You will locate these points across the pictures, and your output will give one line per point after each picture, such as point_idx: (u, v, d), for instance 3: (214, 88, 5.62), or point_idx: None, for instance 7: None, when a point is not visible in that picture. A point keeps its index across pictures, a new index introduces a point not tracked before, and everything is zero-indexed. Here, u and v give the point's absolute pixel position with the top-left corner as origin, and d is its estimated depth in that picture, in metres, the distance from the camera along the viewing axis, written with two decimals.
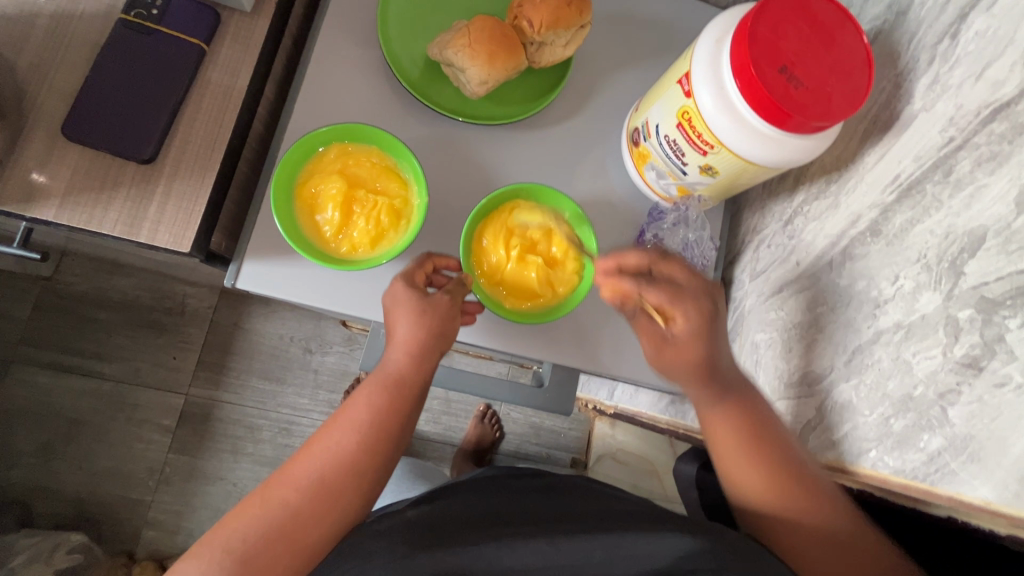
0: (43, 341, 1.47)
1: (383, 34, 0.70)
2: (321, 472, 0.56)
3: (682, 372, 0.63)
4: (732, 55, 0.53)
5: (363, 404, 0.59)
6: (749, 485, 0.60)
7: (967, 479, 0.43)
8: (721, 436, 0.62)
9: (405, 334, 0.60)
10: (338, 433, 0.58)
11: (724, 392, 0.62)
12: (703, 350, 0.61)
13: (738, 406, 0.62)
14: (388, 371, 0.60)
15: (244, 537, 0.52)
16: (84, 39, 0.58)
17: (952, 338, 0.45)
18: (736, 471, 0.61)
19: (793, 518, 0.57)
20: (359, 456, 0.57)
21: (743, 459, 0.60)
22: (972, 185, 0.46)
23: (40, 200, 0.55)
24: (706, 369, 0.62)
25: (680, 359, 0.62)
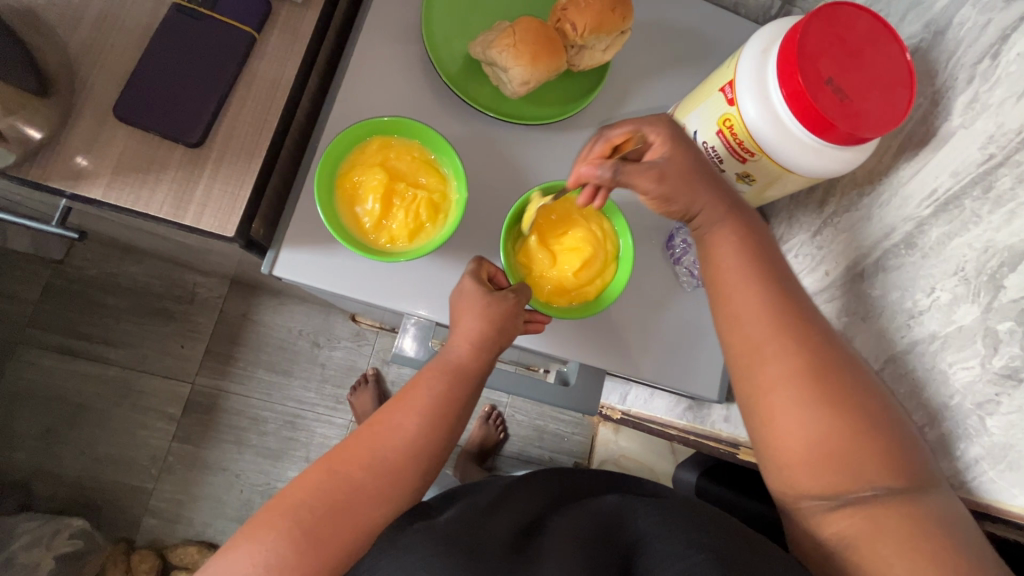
0: (51, 324, 1.46)
1: (427, 30, 0.71)
2: (384, 453, 0.56)
3: (671, 195, 0.56)
4: (779, 65, 0.54)
5: (425, 389, 0.59)
6: (752, 362, 0.53)
7: (1007, 488, 0.44)
8: (723, 266, 0.56)
9: (471, 325, 0.61)
10: (401, 416, 0.58)
11: (738, 215, 0.57)
12: (687, 186, 0.55)
13: (745, 226, 0.57)
14: (450, 360, 0.61)
15: (307, 509, 0.52)
16: (136, 22, 0.58)
17: (991, 349, 0.46)
18: (737, 315, 0.54)
19: (780, 366, 0.51)
20: (421, 439, 0.57)
21: (750, 312, 0.53)
22: (1013, 201, 0.47)
23: (87, 179, 0.55)
24: (710, 182, 0.56)
25: (673, 175, 0.55)
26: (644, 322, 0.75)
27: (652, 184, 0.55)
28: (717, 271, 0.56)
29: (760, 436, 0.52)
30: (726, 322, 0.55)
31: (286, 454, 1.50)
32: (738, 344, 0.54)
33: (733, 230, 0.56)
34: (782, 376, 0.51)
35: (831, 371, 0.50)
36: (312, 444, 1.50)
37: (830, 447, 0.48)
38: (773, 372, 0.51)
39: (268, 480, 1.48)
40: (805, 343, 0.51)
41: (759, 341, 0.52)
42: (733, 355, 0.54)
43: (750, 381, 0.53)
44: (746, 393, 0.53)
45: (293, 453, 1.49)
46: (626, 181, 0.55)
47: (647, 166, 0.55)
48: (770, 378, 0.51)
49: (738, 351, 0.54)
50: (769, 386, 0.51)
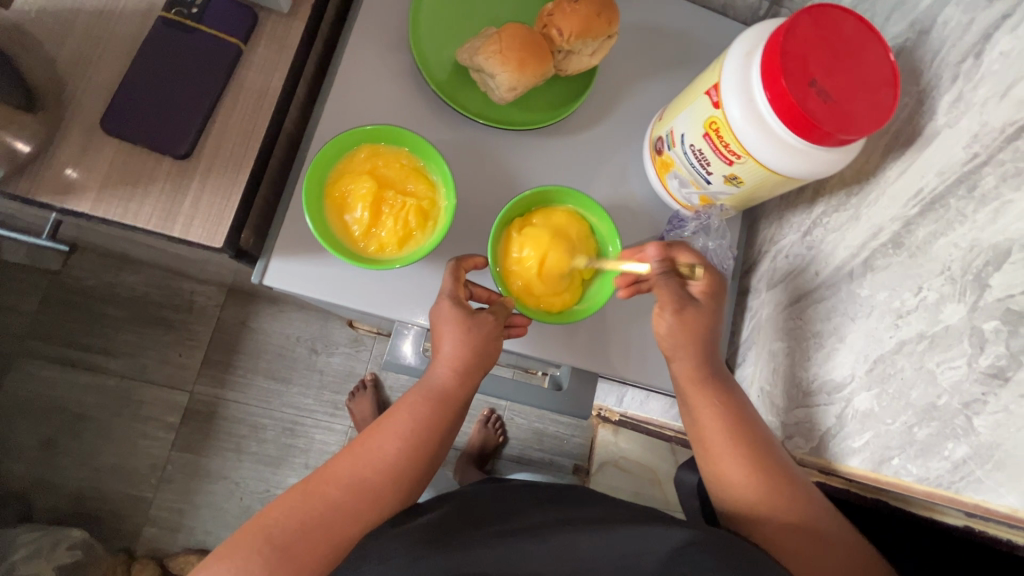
0: (49, 335, 1.46)
1: (415, 37, 0.71)
2: (362, 476, 0.57)
3: (678, 348, 0.65)
4: (763, 68, 0.54)
5: (406, 414, 0.60)
6: (749, 520, 0.59)
7: (993, 487, 0.43)
8: (687, 383, 0.65)
9: (451, 352, 0.61)
10: (382, 441, 0.59)
11: (708, 381, 0.64)
12: (687, 347, 0.64)
13: (725, 398, 0.63)
14: (432, 385, 0.61)
15: (283, 530, 0.54)
16: (123, 34, 0.58)
17: (977, 349, 0.46)
18: (701, 422, 0.63)
19: (776, 527, 0.57)
20: (400, 464, 0.58)
21: (739, 477, 0.60)
22: (997, 201, 0.47)
23: (76, 193, 0.55)
24: (704, 351, 0.65)
25: (685, 327, 0.64)
26: (636, 325, 0.75)
27: (670, 315, 0.64)
28: (703, 438, 0.63)
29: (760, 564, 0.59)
30: (693, 427, 0.64)
31: (286, 461, 1.50)
32: (733, 502, 0.61)
33: (712, 404, 0.63)
34: (780, 543, 0.57)
35: (813, 515, 0.57)
36: (311, 450, 1.50)
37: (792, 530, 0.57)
38: (768, 536, 0.58)
39: (268, 487, 1.48)
40: (784, 490, 0.58)
41: (715, 450, 0.62)
42: (730, 515, 0.61)
43: (716, 473, 0.62)
44: (737, 526, 0.60)
45: (292, 460, 1.49)
46: (659, 297, 0.65)
47: (676, 291, 0.64)
48: (768, 540, 0.58)
49: (732, 511, 0.61)
50: (734, 474, 0.60)
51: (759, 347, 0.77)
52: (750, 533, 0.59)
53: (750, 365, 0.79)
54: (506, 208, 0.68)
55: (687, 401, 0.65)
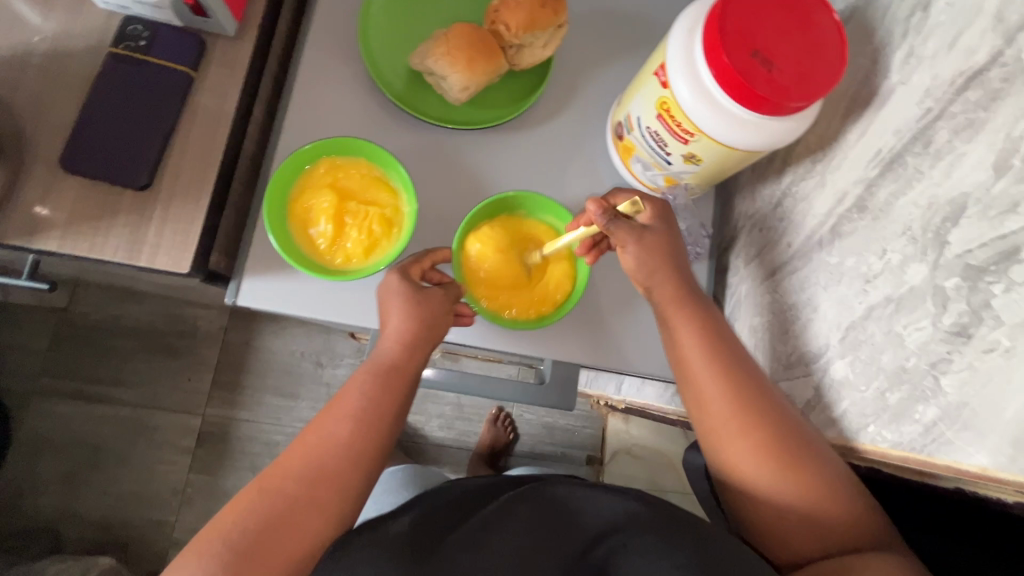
0: (62, 371, 1.50)
1: (366, 46, 0.72)
2: (315, 461, 0.58)
3: (650, 274, 0.64)
4: (704, 45, 0.54)
5: (357, 393, 0.61)
6: (722, 435, 0.60)
7: (964, 447, 0.42)
8: (690, 357, 0.63)
9: (398, 327, 0.62)
10: (333, 423, 0.60)
11: (687, 303, 0.64)
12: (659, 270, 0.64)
13: (704, 319, 0.63)
14: (381, 361, 0.62)
15: (244, 530, 0.55)
16: (76, 73, 0.60)
17: (940, 308, 0.45)
18: (703, 393, 0.61)
19: (748, 442, 0.58)
20: (353, 444, 0.60)
21: (716, 393, 0.60)
22: (951, 154, 0.46)
23: (44, 232, 0.57)
24: (680, 266, 0.65)
25: (647, 253, 0.63)
26: (616, 314, 0.75)
27: (632, 245, 0.63)
28: (681, 358, 0.63)
29: (728, 476, 0.61)
30: (693, 399, 0.63)
31: None
32: (706, 419, 0.61)
33: (689, 327, 0.63)
34: (749, 456, 0.58)
35: (790, 437, 0.57)
36: None
37: (796, 502, 0.57)
38: (739, 450, 0.59)
39: None
40: (761, 410, 0.59)
41: (717, 421, 0.60)
42: (705, 430, 0.62)
43: (719, 449, 0.61)
44: (708, 437, 0.62)
45: None
46: (614, 238, 0.63)
47: (627, 224, 0.63)
48: (739, 458, 0.59)
49: (705, 426, 0.62)
50: (737, 448, 0.59)
51: (740, 322, 0.76)
52: (720, 449, 0.60)
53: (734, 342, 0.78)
54: (470, 214, 0.68)
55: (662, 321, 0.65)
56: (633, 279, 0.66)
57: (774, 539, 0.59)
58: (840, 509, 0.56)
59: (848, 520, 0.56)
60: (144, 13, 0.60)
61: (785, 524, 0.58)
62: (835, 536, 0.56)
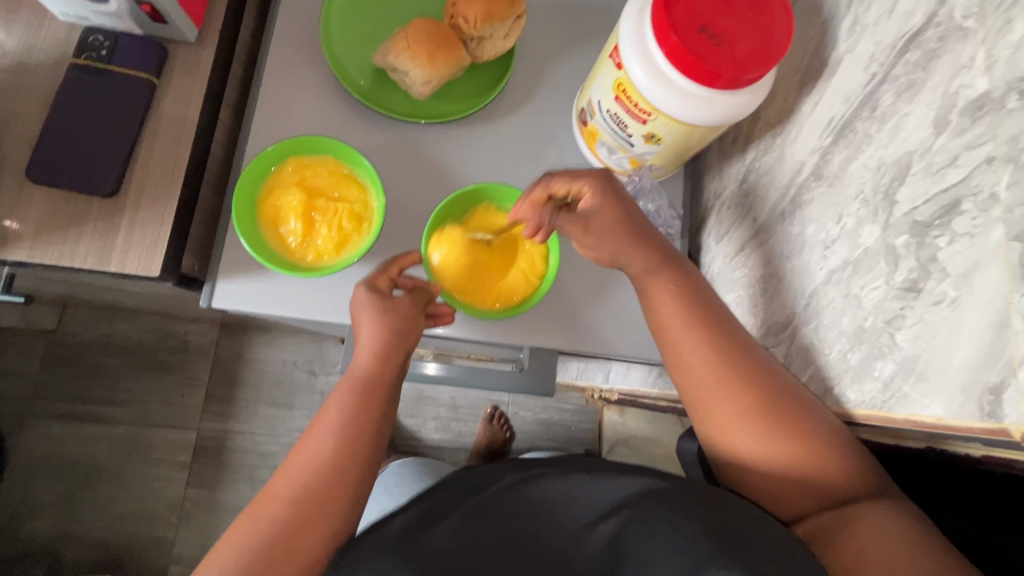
0: (54, 393, 1.50)
1: (329, 47, 0.73)
2: (302, 484, 0.58)
3: (609, 252, 0.63)
4: (654, 25, 0.55)
5: (335, 409, 0.61)
6: (703, 393, 0.58)
7: (920, 400, 0.42)
8: (666, 315, 0.61)
9: (369, 336, 0.63)
10: (315, 442, 0.60)
11: (661, 260, 0.62)
12: (618, 244, 0.62)
13: (676, 276, 0.62)
14: (356, 373, 0.63)
15: (237, 561, 0.54)
16: (39, 86, 0.61)
17: (892, 265, 0.46)
18: (681, 352, 0.59)
19: (733, 403, 0.56)
20: (338, 462, 0.59)
21: (693, 350, 0.59)
22: (895, 116, 0.47)
23: (12, 243, 0.58)
24: (645, 227, 0.63)
25: (601, 238, 0.62)
26: (590, 299, 0.75)
27: (583, 239, 0.63)
28: (659, 317, 0.62)
29: (715, 437, 0.58)
30: (674, 361, 0.61)
31: None
32: (687, 379, 0.59)
33: (663, 284, 0.61)
34: (734, 417, 0.56)
35: (771, 388, 0.55)
36: None
37: (781, 459, 0.54)
38: (725, 413, 0.56)
39: None
40: (740, 364, 0.57)
41: (697, 380, 0.58)
42: (686, 390, 0.60)
43: (701, 409, 0.58)
44: (690, 399, 0.60)
45: None
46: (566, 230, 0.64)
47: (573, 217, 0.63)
48: (721, 415, 0.57)
49: (689, 396, 0.59)
50: (718, 405, 0.57)
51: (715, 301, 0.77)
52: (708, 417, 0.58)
53: None
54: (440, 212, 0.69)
55: (640, 287, 0.64)
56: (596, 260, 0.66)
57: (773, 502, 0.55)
58: (833, 463, 0.52)
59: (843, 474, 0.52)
60: (105, 23, 0.61)
61: (774, 483, 0.55)
62: (830, 494, 0.53)
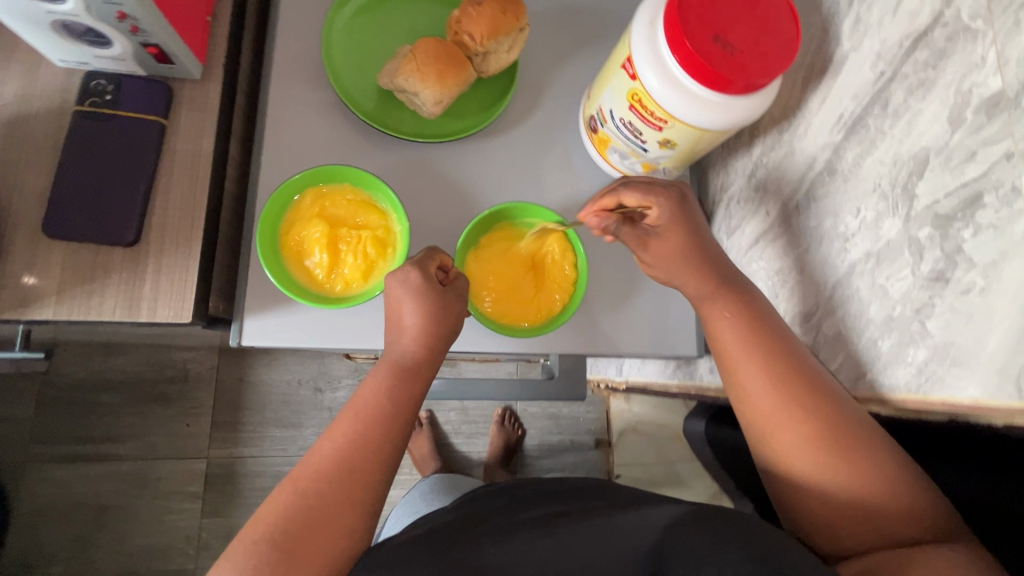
0: (53, 436, 1.46)
1: (332, 71, 0.72)
2: (342, 460, 0.57)
3: (671, 272, 0.64)
4: (667, 35, 0.56)
5: (376, 390, 0.60)
6: (771, 422, 0.57)
7: (955, 382, 0.45)
8: (727, 343, 0.60)
9: (413, 323, 0.61)
10: (354, 421, 0.59)
11: (722, 290, 0.62)
12: (689, 264, 0.63)
13: (741, 306, 0.61)
14: (398, 357, 0.62)
15: (273, 530, 0.53)
16: (44, 137, 0.59)
17: (918, 257, 0.48)
18: (744, 380, 0.59)
19: (806, 437, 0.55)
20: (378, 441, 0.58)
21: (758, 378, 0.58)
22: (908, 113, 0.50)
23: (36, 301, 0.56)
24: (702, 256, 0.63)
25: (663, 252, 0.63)
26: (612, 301, 0.77)
27: (642, 254, 0.64)
28: (719, 346, 0.61)
29: (777, 466, 0.57)
30: (736, 390, 0.60)
31: None
32: (750, 405, 0.58)
33: (726, 312, 0.61)
34: (804, 448, 0.55)
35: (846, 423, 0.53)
36: None
37: (848, 491, 0.53)
38: (797, 444, 0.55)
39: None
40: (808, 394, 0.55)
41: (764, 409, 0.57)
42: (746, 413, 0.59)
43: (767, 436, 0.57)
44: (754, 425, 0.58)
45: None
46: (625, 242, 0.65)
47: (634, 231, 0.64)
48: (787, 444, 0.56)
49: (756, 423, 0.58)
50: (783, 433, 0.56)
51: None
52: (777, 446, 0.56)
53: None
54: (466, 233, 0.70)
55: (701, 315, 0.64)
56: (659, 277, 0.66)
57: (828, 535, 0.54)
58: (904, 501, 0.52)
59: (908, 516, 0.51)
60: (106, 67, 0.60)
61: (833, 518, 0.54)
62: (892, 533, 0.52)
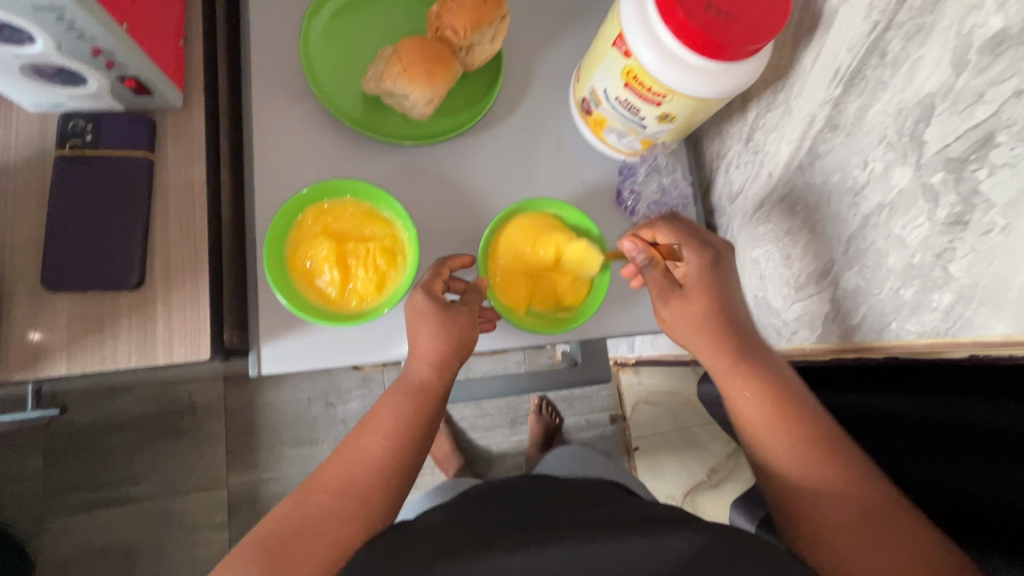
0: (67, 486, 1.43)
1: (315, 82, 0.70)
2: (350, 476, 0.56)
3: (694, 332, 0.61)
4: (658, 7, 0.55)
5: (389, 411, 0.60)
6: (799, 492, 0.53)
7: (985, 322, 0.46)
8: (745, 408, 0.57)
9: (429, 345, 0.61)
10: (367, 441, 0.58)
11: (742, 365, 0.58)
12: (717, 329, 0.60)
13: (762, 377, 0.58)
14: (412, 379, 0.62)
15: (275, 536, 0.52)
16: (29, 187, 0.56)
17: (933, 203, 0.49)
18: (766, 444, 0.55)
19: (833, 505, 0.51)
20: (387, 463, 0.57)
21: (777, 439, 0.55)
22: (908, 60, 0.50)
23: (47, 356, 0.55)
24: (728, 326, 0.60)
25: (685, 311, 0.61)
26: (625, 281, 0.77)
27: (660, 304, 0.62)
28: (739, 414, 0.58)
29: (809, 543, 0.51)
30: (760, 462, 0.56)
31: None
32: (777, 475, 0.54)
33: (744, 381, 0.58)
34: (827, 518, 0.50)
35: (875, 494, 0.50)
36: None
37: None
38: (826, 512, 0.51)
39: None
40: (832, 454, 0.53)
41: (787, 471, 0.54)
42: (772, 481, 0.55)
43: (796, 501, 0.53)
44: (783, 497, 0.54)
45: None
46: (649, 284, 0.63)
47: (665, 278, 0.62)
48: (819, 509, 0.51)
49: (780, 491, 0.54)
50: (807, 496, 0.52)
51: (744, 261, 0.80)
52: (801, 517, 0.52)
53: (745, 283, 0.81)
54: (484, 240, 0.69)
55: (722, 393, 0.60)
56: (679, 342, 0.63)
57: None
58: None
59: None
60: (82, 106, 0.57)
61: None
62: None
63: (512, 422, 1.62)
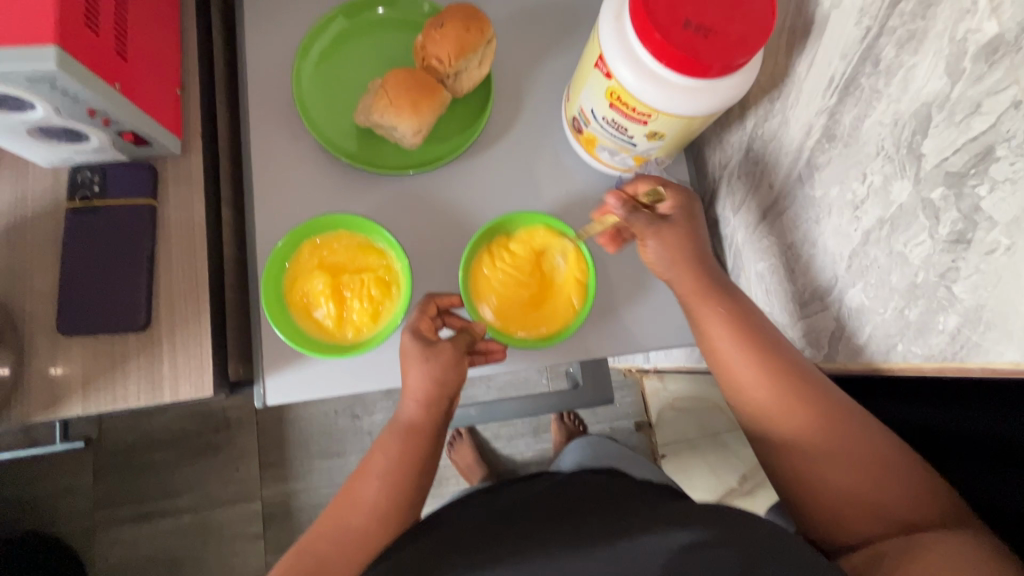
0: (115, 499, 1.52)
1: (307, 117, 0.72)
2: (346, 519, 0.58)
3: (670, 267, 0.62)
4: (635, 27, 0.53)
5: (381, 453, 0.61)
6: (760, 406, 0.57)
7: (993, 347, 0.43)
8: (715, 335, 0.60)
9: (417, 385, 0.61)
10: (362, 484, 0.60)
11: (714, 296, 0.61)
12: (690, 262, 0.62)
13: (729, 308, 0.60)
14: (403, 420, 0.62)
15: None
16: (44, 238, 0.60)
17: (934, 220, 0.46)
18: (733, 368, 0.59)
19: (802, 427, 0.55)
20: (383, 504, 0.59)
21: (744, 364, 0.58)
22: (902, 68, 0.46)
23: (65, 397, 0.58)
24: (698, 261, 0.62)
25: (667, 245, 0.61)
26: (626, 299, 0.75)
27: (652, 239, 0.61)
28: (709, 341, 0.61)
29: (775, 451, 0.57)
30: (729, 384, 0.60)
31: None
32: (742, 392, 0.59)
33: (715, 311, 0.60)
34: (805, 443, 0.55)
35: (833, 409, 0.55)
36: None
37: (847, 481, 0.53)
38: (797, 432, 0.55)
39: None
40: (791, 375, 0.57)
41: (751, 390, 0.58)
42: (737, 396, 0.60)
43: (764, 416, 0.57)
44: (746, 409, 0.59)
45: None
46: (634, 231, 0.62)
47: (647, 215, 0.62)
48: (781, 420, 0.56)
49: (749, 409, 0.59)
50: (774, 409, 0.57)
51: (747, 271, 0.78)
52: (779, 441, 0.57)
53: (748, 291, 0.80)
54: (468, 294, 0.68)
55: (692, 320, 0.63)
56: (654, 271, 0.64)
57: (836, 531, 0.53)
58: (906, 492, 0.51)
59: (907, 498, 0.51)
60: (88, 159, 0.60)
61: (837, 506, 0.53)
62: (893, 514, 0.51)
63: (536, 431, 1.61)
